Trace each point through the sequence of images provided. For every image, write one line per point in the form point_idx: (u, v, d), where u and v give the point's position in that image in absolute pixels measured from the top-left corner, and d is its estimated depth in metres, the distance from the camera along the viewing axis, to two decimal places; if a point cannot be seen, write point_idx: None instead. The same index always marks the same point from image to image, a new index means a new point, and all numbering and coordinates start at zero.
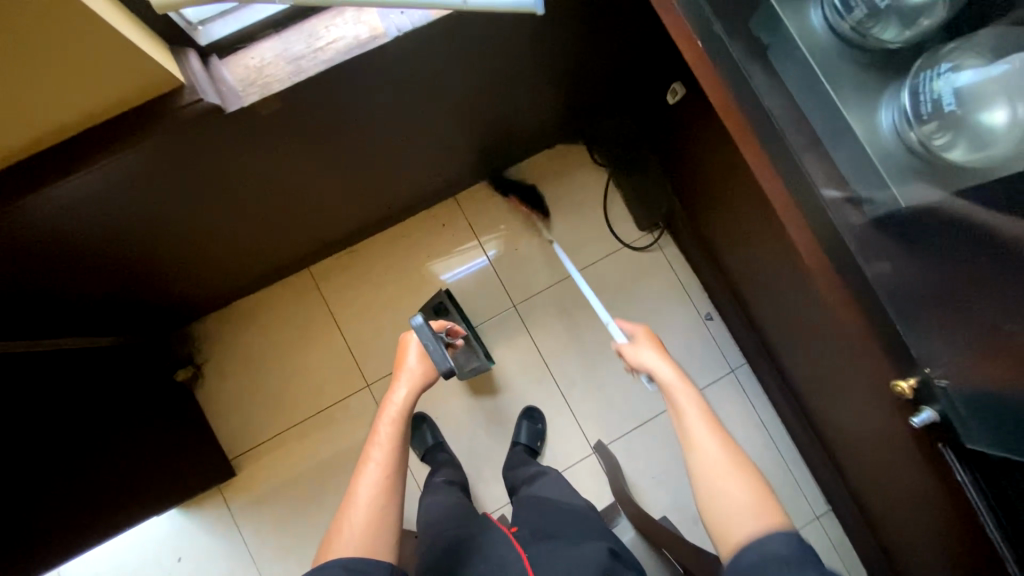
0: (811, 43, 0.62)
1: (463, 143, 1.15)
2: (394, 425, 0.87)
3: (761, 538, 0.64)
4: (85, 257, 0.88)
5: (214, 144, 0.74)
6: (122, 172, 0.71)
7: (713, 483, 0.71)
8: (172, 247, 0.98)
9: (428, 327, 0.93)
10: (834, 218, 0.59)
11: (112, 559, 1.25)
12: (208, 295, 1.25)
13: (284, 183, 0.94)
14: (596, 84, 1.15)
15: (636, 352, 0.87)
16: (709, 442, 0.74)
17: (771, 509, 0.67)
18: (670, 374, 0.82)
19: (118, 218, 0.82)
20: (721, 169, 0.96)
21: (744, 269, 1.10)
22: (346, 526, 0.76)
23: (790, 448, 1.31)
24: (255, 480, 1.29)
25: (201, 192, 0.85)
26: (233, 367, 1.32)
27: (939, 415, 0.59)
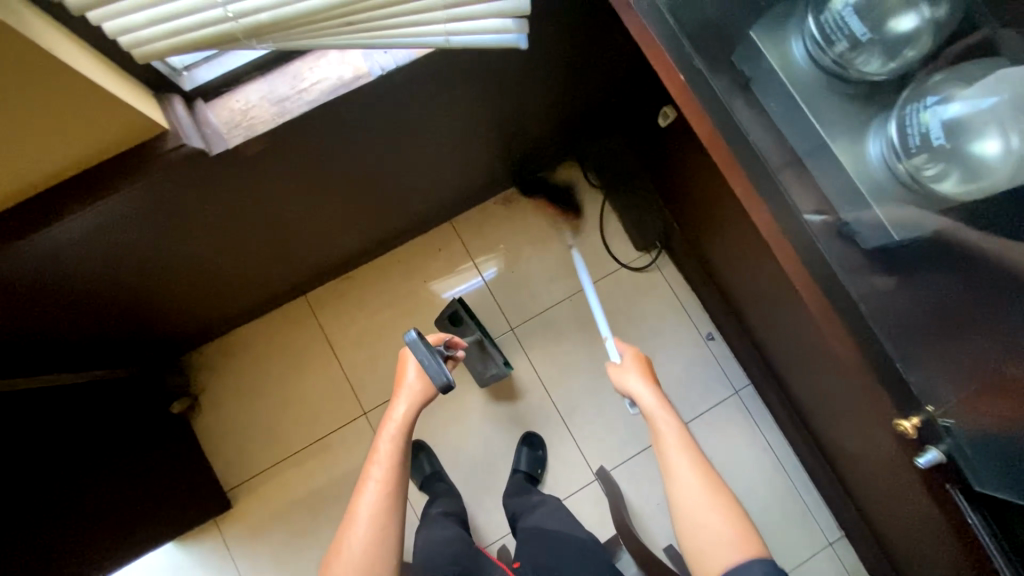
0: (794, 76, 0.60)
1: (456, 171, 1.15)
2: (394, 442, 0.86)
3: (736, 572, 0.69)
4: (79, 296, 0.89)
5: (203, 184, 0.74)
6: (109, 214, 0.71)
7: (693, 515, 0.76)
8: (173, 281, 0.99)
9: (423, 342, 0.83)
10: (824, 248, 0.57)
11: None
12: (204, 325, 1.24)
13: (276, 216, 0.94)
14: (588, 108, 1.16)
15: (623, 378, 0.89)
16: (687, 473, 0.79)
17: (748, 541, 0.72)
18: (653, 402, 0.85)
19: (111, 257, 0.83)
20: (714, 192, 0.96)
21: (743, 290, 1.08)
22: (345, 547, 0.79)
23: (799, 471, 1.28)
24: (251, 512, 1.27)
25: (193, 228, 0.86)
26: (229, 396, 1.31)
27: (944, 456, 0.56)
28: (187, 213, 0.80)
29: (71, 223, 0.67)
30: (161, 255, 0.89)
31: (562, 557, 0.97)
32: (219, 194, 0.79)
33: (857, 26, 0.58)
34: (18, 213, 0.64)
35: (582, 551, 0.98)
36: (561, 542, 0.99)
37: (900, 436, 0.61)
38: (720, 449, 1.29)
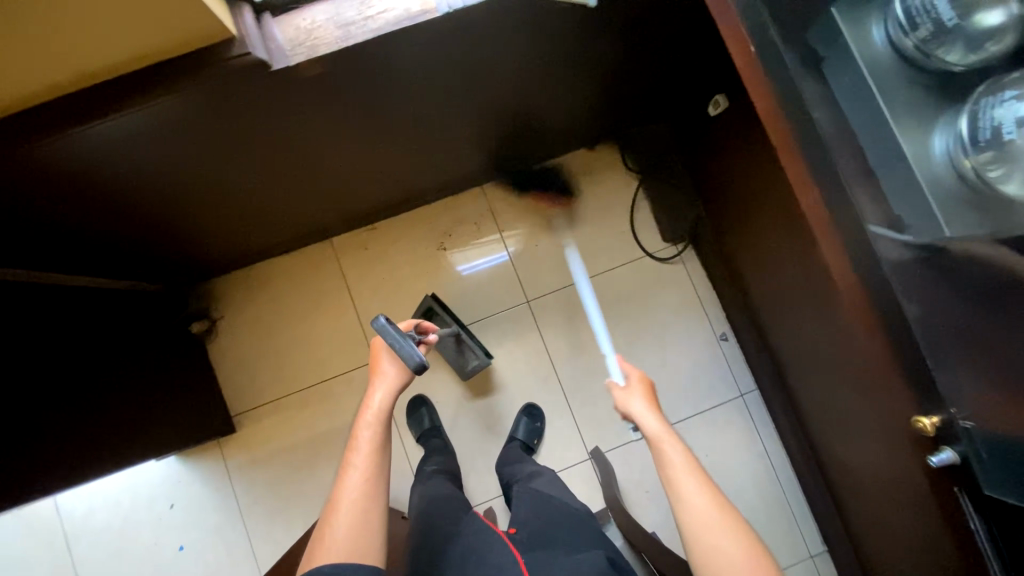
0: (870, 57, 0.59)
1: (496, 134, 1.15)
2: (374, 430, 0.85)
3: None
4: (124, 205, 0.92)
5: (256, 103, 0.76)
6: (167, 118, 0.73)
7: (701, 535, 0.70)
8: (207, 204, 1.01)
9: (391, 326, 0.87)
10: (875, 242, 0.57)
11: (107, 497, 1.28)
12: (231, 255, 1.27)
13: (321, 150, 0.96)
14: (639, 88, 1.14)
15: (628, 401, 0.86)
16: (691, 484, 0.74)
17: (759, 554, 0.68)
18: (657, 427, 0.81)
19: (144, 172, 0.85)
20: (755, 187, 0.95)
21: (766, 292, 1.08)
22: (328, 535, 0.76)
23: (791, 482, 1.28)
24: (253, 440, 1.31)
25: (239, 148, 0.87)
26: (246, 327, 1.35)
27: (959, 457, 0.56)
28: (236, 132, 0.82)
29: (115, 125, 0.69)
30: (192, 178, 0.91)
31: (556, 529, 0.94)
32: (270, 117, 0.81)
33: (945, 10, 0.57)
34: (64, 104, 0.66)
35: (578, 527, 0.95)
36: (555, 515, 0.97)
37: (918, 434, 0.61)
38: (716, 448, 1.30)
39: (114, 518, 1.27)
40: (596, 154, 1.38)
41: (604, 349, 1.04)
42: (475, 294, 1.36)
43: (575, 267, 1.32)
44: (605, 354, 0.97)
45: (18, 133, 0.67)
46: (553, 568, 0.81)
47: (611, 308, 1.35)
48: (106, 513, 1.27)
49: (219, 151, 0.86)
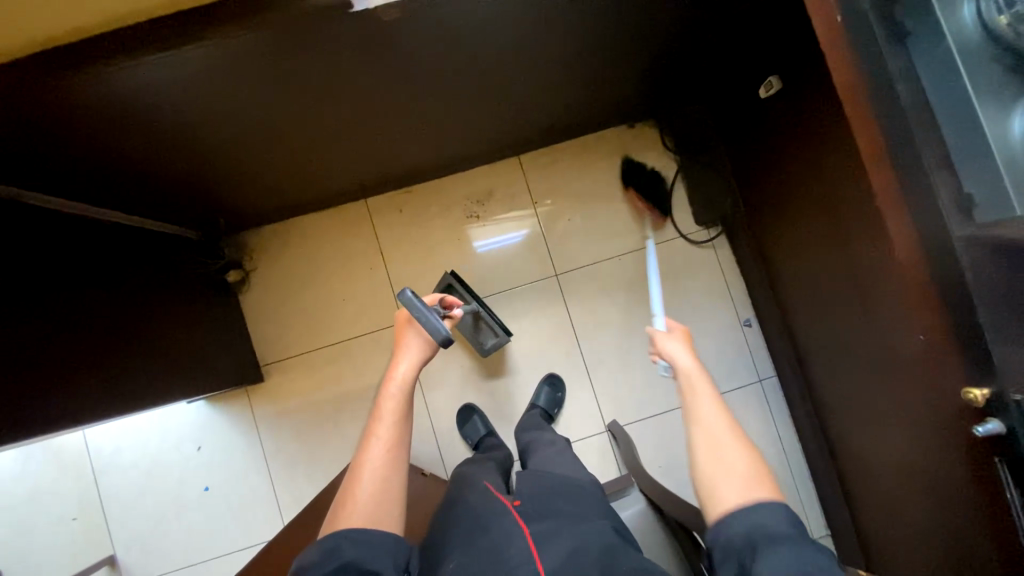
0: (959, 36, 0.62)
1: (539, 103, 1.14)
2: (398, 399, 0.80)
3: (747, 509, 0.59)
4: (169, 146, 0.90)
5: (320, 51, 0.76)
6: (241, 57, 0.73)
7: (707, 453, 0.65)
8: (246, 151, 1.00)
9: (418, 300, 0.84)
10: (947, 218, 0.61)
11: (136, 435, 1.31)
12: (270, 209, 1.29)
13: (384, 106, 0.97)
14: (687, 67, 1.15)
15: (664, 339, 0.78)
16: (706, 403, 0.68)
17: (766, 479, 0.62)
18: (689, 363, 0.74)
19: (187, 116, 0.84)
20: (799, 172, 0.96)
21: (795, 277, 1.10)
22: (350, 503, 0.72)
23: (801, 467, 1.31)
24: (279, 390, 1.34)
25: (304, 100, 0.88)
26: (278, 280, 1.37)
27: (1006, 428, 0.59)
28: (306, 81, 0.83)
29: (180, 58, 0.70)
30: (235, 126, 0.90)
31: (562, 498, 0.84)
32: (328, 69, 0.81)
33: None
34: (140, 30, 0.68)
35: (584, 496, 0.85)
36: (558, 482, 0.87)
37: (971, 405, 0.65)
38: None
39: (140, 457, 1.31)
40: (634, 132, 1.39)
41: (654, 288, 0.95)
42: (504, 264, 1.37)
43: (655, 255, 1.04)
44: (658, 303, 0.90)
45: (90, 58, 0.68)
46: (561, 551, 0.72)
47: (638, 287, 1.37)
48: (133, 450, 1.31)
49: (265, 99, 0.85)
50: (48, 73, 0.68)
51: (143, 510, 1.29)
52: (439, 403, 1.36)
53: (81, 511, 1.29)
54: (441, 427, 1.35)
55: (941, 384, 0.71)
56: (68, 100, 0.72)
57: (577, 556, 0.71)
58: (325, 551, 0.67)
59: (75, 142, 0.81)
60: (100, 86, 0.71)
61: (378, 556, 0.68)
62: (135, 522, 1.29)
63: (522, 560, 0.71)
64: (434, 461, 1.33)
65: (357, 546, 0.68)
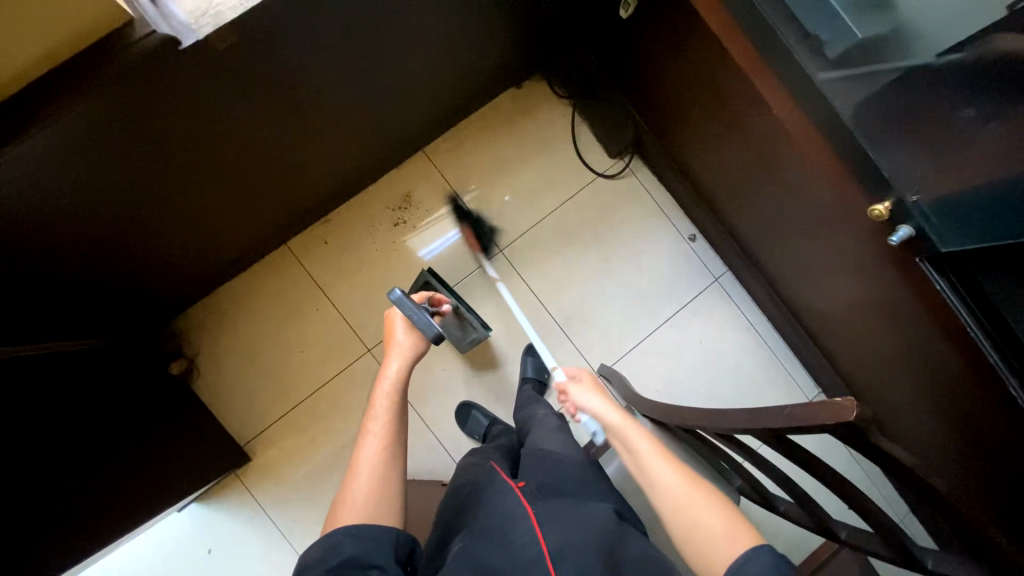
0: None
1: (423, 91, 1.13)
2: (391, 397, 0.80)
3: (738, 560, 0.61)
4: (50, 257, 0.83)
5: (165, 94, 0.71)
6: (84, 129, 0.67)
7: (683, 515, 0.67)
8: (141, 233, 0.94)
9: (408, 297, 0.84)
10: (805, 65, 0.76)
11: (138, 562, 1.23)
12: (190, 287, 1.21)
13: (267, 135, 0.93)
14: (548, 14, 1.15)
15: (580, 395, 0.86)
16: (666, 470, 0.71)
17: (742, 526, 0.64)
18: (616, 417, 0.79)
19: (58, 210, 0.76)
20: (678, 76, 1.00)
21: (710, 174, 1.16)
22: (350, 498, 0.71)
23: (780, 343, 1.38)
24: (272, 461, 1.28)
25: (179, 152, 0.83)
26: (228, 356, 1.30)
27: (914, 230, 0.73)
28: (170, 129, 0.78)
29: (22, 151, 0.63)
30: (115, 206, 0.84)
31: (564, 480, 0.81)
32: (190, 111, 0.77)
33: None
34: None
35: (571, 477, 0.82)
36: (563, 465, 0.83)
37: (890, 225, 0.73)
38: (707, 333, 1.39)
39: None
40: (525, 90, 1.40)
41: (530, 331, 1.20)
42: (447, 260, 1.36)
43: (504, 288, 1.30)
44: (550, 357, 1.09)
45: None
46: (565, 529, 0.69)
47: (581, 234, 1.39)
48: None
49: (133, 164, 0.79)
50: None
51: None
52: (434, 412, 1.34)
53: None
54: (445, 433, 1.33)
55: (862, 216, 0.77)
56: None
57: (582, 535, 0.68)
58: (325, 548, 0.66)
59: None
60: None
61: (377, 550, 0.68)
62: None
63: (527, 541, 0.68)
64: (450, 469, 1.32)
65: (354, 540, 0.67)
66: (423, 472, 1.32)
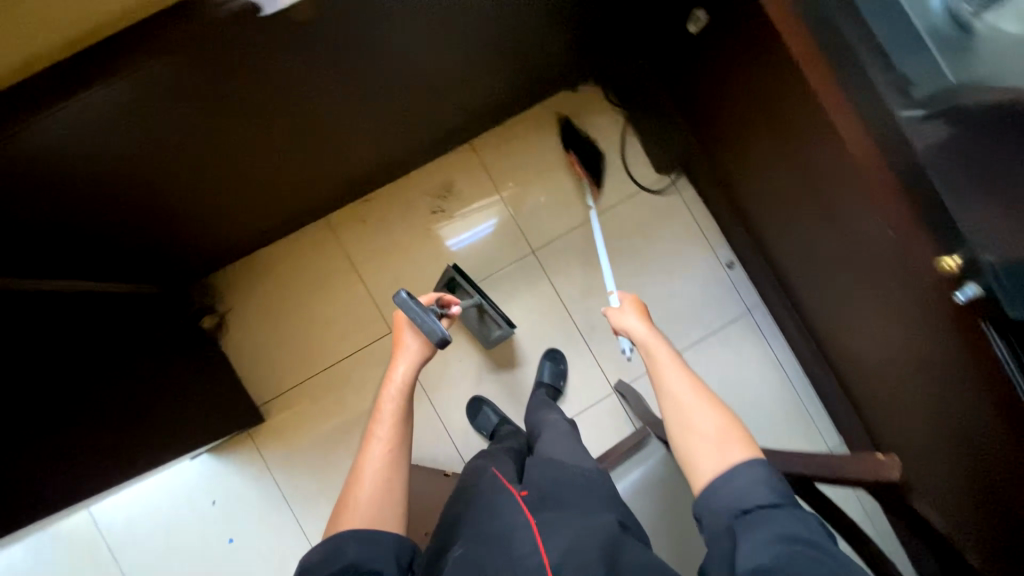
0: None
1: (479, 84, 1.13)
2: (397, 402, 0.80)
3: (728, 472, 0.64)
4: (105, 202, 0.87)
5: (232, 63, 0.73)
6: (155, 88, 0.70)
7: (686, 424, 0.69)
8: (190, 192, 0.97)
9: (414, 300, 0.83)
10: (891, 101, 0.71)
11: (147, 502, 1.28)
12: (230, 247, 1.25)
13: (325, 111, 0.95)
14: (614, 22, 1.14)
15: (620, 314, 0.84)
16: (705, 410, 0.69)
17: (739, 439, 0.67)
18: (647, 333, 0.79)
19: (114, 164, 0.80)
20: (741, 100, 0.97)
21: (759, 203, 1.13)
22: (353, 501, 0.72)
23: (806, 386, 1.34)
24: (284, 426, 1.31)
25: (234, 120, 0.85)
26: (256, 318, 1.34)
27: (984, 290, 0.67)
28: (229, 99, 0.80)
29: (75, 109, 0.67)
30: (162, 170, 0.87)
31: (571, 489, 0.79)
32: (239, 89, 0.79)
33: None
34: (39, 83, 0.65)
35: (578, 486, 0.80)
36: (568, 473, 0.81)
37: (950, 279, 0.70)
38: (731, 364, 1.35)
39: (157, 523, 1.27)
40: (579, 95, 1.39)
41: (610, 276, 1.05)
42: (479, 254, 1.36)
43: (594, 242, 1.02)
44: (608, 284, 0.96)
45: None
46: (565, 540, 0.68)
47: (615, 245, 1.38)
48: (148, 518, 1.27)
49: (179, 135, 0.82)
50: None
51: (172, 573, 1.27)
52: (445, 402, 1.34)
53: None
54: (453, 425, 1.34)
55: (921, 267, 0.73)
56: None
57: (582, 546, 0.67)
58: (329, 551, 0.67)
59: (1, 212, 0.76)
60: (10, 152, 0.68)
61: (380, 554, 0.68)
62: None
63: (527, 550, 0.68)
64: (454, 461, 1.33)
65: (357, 544, 0.68)
66: (427, 460, 1.33)
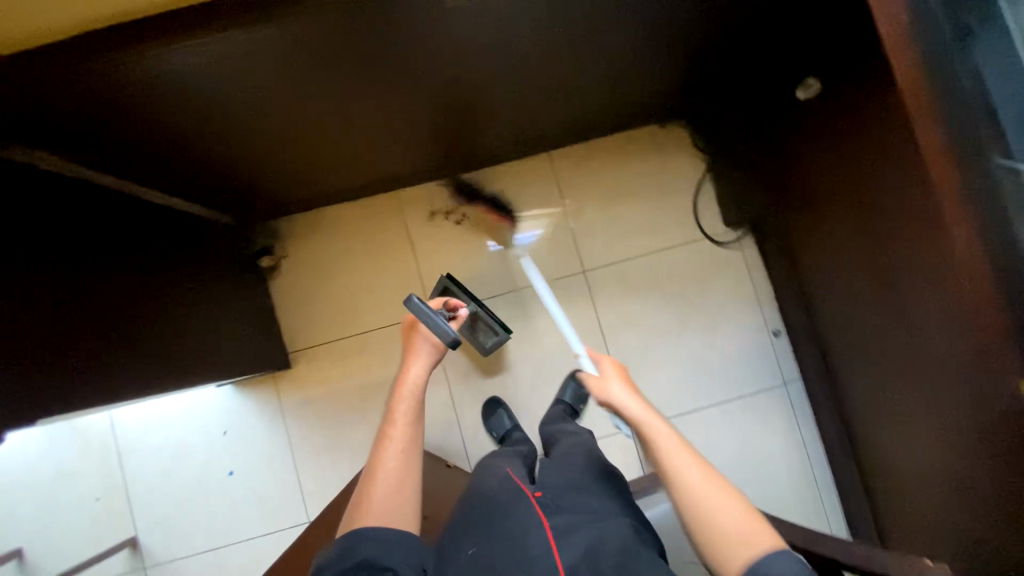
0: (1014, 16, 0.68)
1: (578, 103, 1.16)
2: (410, 404, 0.82)
3: (755, 562, 0.60)
4: (203, 144, 0.90)
5: (361, 46, 0.75)
6: (278, 55, 0.72)
7: (702, 507, 0.66)
8: (281, 150, 1.00)
9: (424, 305, 0.86)
10: None
11: (164, 417, 1.32)
12: (304, 199, 1.30)
13: (431, 99, 0.97)
14: (722, 74, 1.15)
15: (605, 385, 0.82)
16: (723, 496, 0.66)
17: (761, 526, 0.63)
18: (637, 407, 0.77)
19: (218, 117, 0.83)
20: (838, 176, 0.97)
21: (826, 280, 1.11)
22: (370, 498, 0.75)
23: (826, 474, 1.30)
24: (307, 378, 1.35)
25: (340, 101, 0.87)
26: (307, 270, 1.38)
27: None
28: (344, 80, 0.82)
29: (174, 67, 0.69)
30: (235, 138, 0.91)
31: (585, 489, 0.82)
32: (329, 82, 0.81)
33: None
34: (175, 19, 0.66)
35: (591, 488, 0.82)
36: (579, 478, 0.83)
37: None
38: (754, 431, 1.33)
39: (168, 439, 1.32)
40: (665, 132, 1.40)
41: (566, 328, 1.21)
42: (531, 261, 1.38)
43: (535, 273, 1.29)
44: (576, 342, 1.14)
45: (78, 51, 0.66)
46: (579, 543, 0.71)
47: (666, 285, 1.37)
48: (160, 433, 1.32)
49: (258, 111, 0.84)
50: (81, 73, 0.66)
51: (170, 490, 1.31)
52: (464, 395, 1.36)
53: (105, 493, 1.31)
54: (466, 419, 1.35)
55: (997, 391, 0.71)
56: (109, 95, 0.71)
57: (596, 550, 0.69)
58: (343, 547, 0.69)
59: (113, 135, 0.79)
60: (97, 96, 0.70)
61: (392, 553, 0.70)
62: (158, 505, 1.31)
63: (541, 549, 0.70)
64: (458, 454, 1.34)
65: (372, 543, 0.70)
66: (432, 446, 1.34)
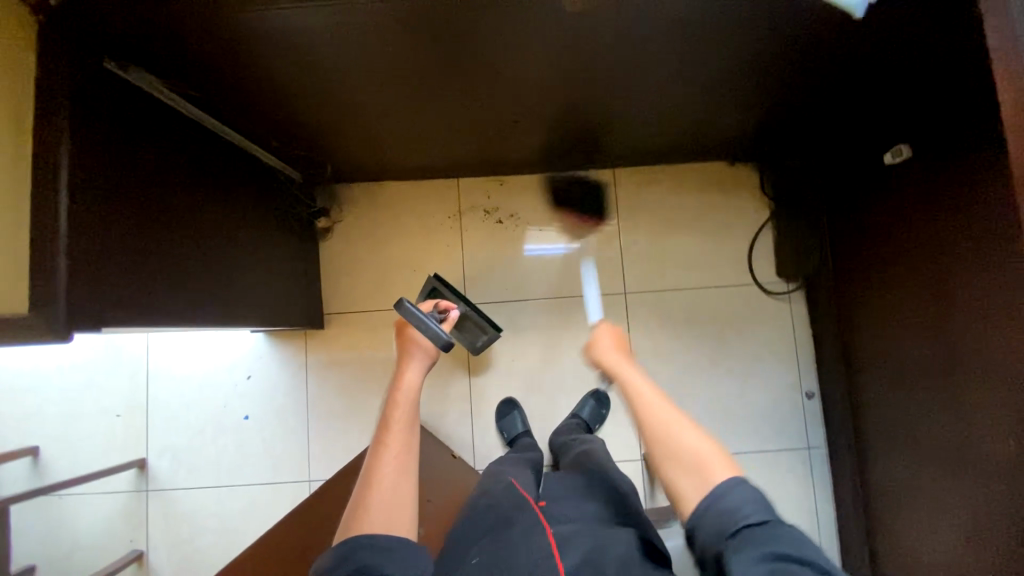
0: None
1: (657, 128, 1.15)
2: (404, 407, 0.77)
3: (712, 497, 0.62)
4: (291, 100, 0.92)
5: (471, 37, 0.75)
6: (388, 24, 0.71)
7: (665, 444, 0.67)
8: (360, 120, 1.02)
9: (413, 307, 0.84)
10: None
11: (196, 351, 1.37)
12: (369, 170, 1.33)
13: (518, 101, 0.98)
14: (811, 125, 1.12)
15: (594, 342, 0.82)
16: (687, 433, 0.67)
17: (719, 460, 0.65)
18: (616, 358, 0.78)
19: (312, 76, 0.84)
20: (914, 247, 0.94)
21: (878, 353, 1.08)
22: (368, 504, 0.69)
23: (833, 548, 1.26)
24: (336, 342, 1.37)
25: (433, 83, 0.88)
26: (358, 238, 1.41)
27: None
28: (443, 64, 0.82)
29: (284, 18, 0.69)
30: (320, 99, 0.92)
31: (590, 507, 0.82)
32: (427, 62, 0.82)
33: None
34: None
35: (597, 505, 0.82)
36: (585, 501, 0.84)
37: None
38: (766, 489, 1.29)
39: (195, 373, 1.36)
40: (734, 171, 1.38)
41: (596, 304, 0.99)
42: (575, 273, 1.38)
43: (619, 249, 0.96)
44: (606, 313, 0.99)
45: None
46: (580, 549, 0.70)
47: (705, 323, 1.35)
48: (189, 365, 1.37)
49: (350, 78, 0.85)
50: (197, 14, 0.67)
51: (187, 421, 1.35)
52: (483, 391, 1.36)
53: (126, 411, 1.36)
54: (480, 414, 1.35)
55: None
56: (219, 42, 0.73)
57: (598, 556, 0.69)
58: (341, 554, 0.64)
59: (216, 78, 0.81)
60: (204, 34, 0.71)
61: (395, 559, 0.65)
62: (172, 433, 1.35)
63: (543, 551, 0.69)
64: (466, 447, 1.34)
65: (372, 549, 0.65)
66: (443, 433, 1.35)
